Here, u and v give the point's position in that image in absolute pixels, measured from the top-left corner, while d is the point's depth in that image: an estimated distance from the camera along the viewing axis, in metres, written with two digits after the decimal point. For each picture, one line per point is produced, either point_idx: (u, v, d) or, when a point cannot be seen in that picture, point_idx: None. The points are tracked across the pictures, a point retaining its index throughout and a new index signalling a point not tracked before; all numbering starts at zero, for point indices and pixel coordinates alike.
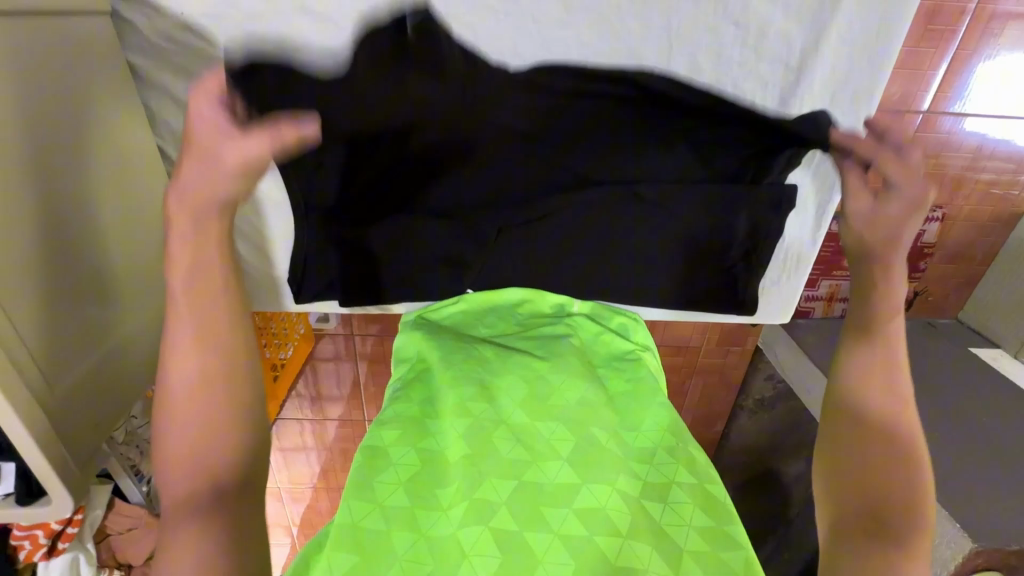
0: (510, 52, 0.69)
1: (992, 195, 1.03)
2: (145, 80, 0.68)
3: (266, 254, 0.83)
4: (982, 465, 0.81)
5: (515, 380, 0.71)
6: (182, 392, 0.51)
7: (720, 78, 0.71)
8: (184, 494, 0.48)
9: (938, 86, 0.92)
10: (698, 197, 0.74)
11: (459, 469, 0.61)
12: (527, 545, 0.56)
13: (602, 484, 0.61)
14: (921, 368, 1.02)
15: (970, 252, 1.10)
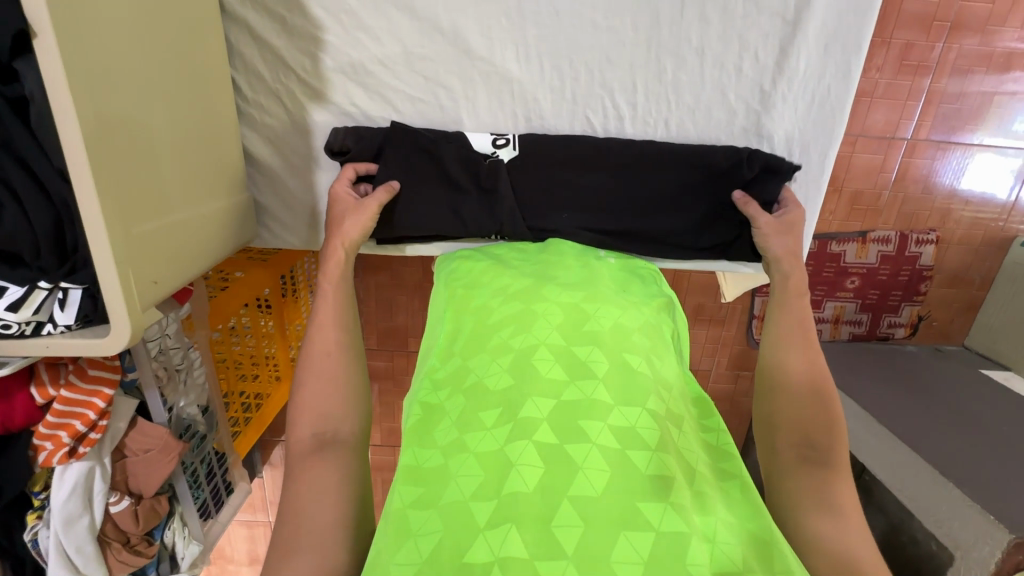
0: (547, 5, 0.79)
1: (977, 223, 1.43)
2: (230, 14, 0.78)
3: (311, 186, 0.88)
4: (997, 469, 1.06)
5: (551, 307, 0.63)
6: (329, 310, 0.73)
7: (728, 31, 0.80)
8: (331, 379, 0.66)
9: (917, 118, 1.32)
10: (723, 160, 0.83)
11: (501, 396, 0.55)
12: (566, 456, 0.48)
13: (639, 405, 0.53)
14: (936, 385, 1.35)
15: (966, 276, 1.48)
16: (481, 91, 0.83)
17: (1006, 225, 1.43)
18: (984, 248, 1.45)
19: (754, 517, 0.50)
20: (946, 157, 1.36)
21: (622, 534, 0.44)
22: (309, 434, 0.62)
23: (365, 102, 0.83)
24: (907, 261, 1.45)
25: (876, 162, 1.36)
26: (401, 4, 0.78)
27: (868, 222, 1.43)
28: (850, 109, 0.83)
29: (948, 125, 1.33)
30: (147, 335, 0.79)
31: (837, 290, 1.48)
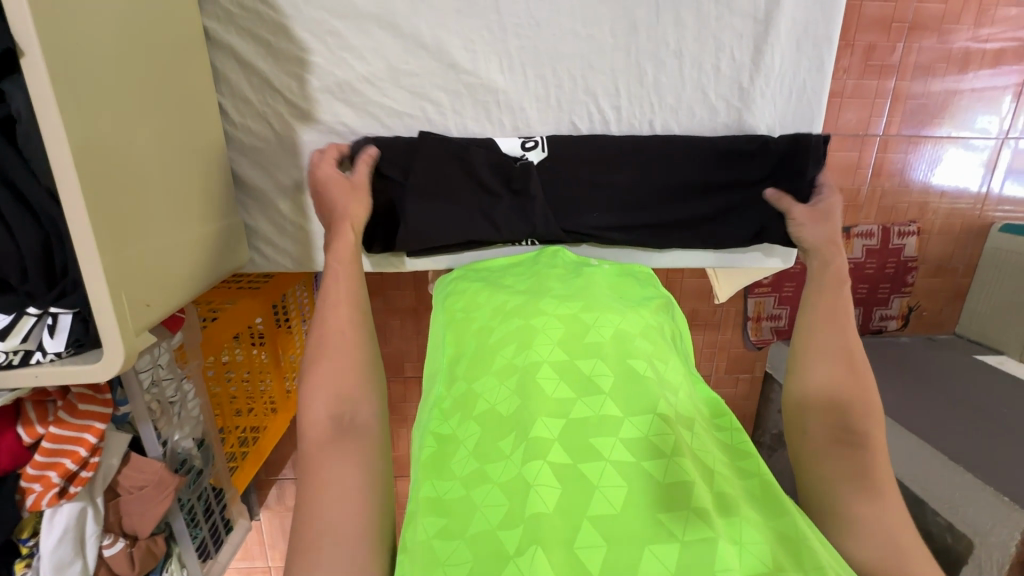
0: (526, 17, 0.81)
1: (954, 213, 1.47)
2: (215, 41, 0.79)
3: (302, 207, 0.88)
4: (1007, 452, 1.06)
5: (549, 321, 0.62)
6: (337, 285, 0.71)
7: (703, 33, 0.82)
8: (344, 356, 0.65)
9: (887, 115, 1.37)
10: (711, 150, 0.85)
11: (511, 418, 0.53)
12: (582, 475, 0.47)
13: (649, 413, 0.51)
14: (933, 374, 1.36)
15: (950, 265, 1.51)
16: (467, 103, 0.84)
17: (981, 213, 1.47)
18: (963, 237, 1.49)
19: (777, 514, 0.48)
20: (917, 151, 1.40)
21: (647, 548, 0.43)
22: (324, 416, 0.60)
23: (352, 119, 0.84)
24: (892, 253, 1.47)
25: (852, 159, 1.40)
26: (384, 23, 0.80)
27: (850, 219, 1.46)
28: (825, 102, 0.86)
29: (917, 120, 1.38)
30: (139, 366, 0.76)
31: None
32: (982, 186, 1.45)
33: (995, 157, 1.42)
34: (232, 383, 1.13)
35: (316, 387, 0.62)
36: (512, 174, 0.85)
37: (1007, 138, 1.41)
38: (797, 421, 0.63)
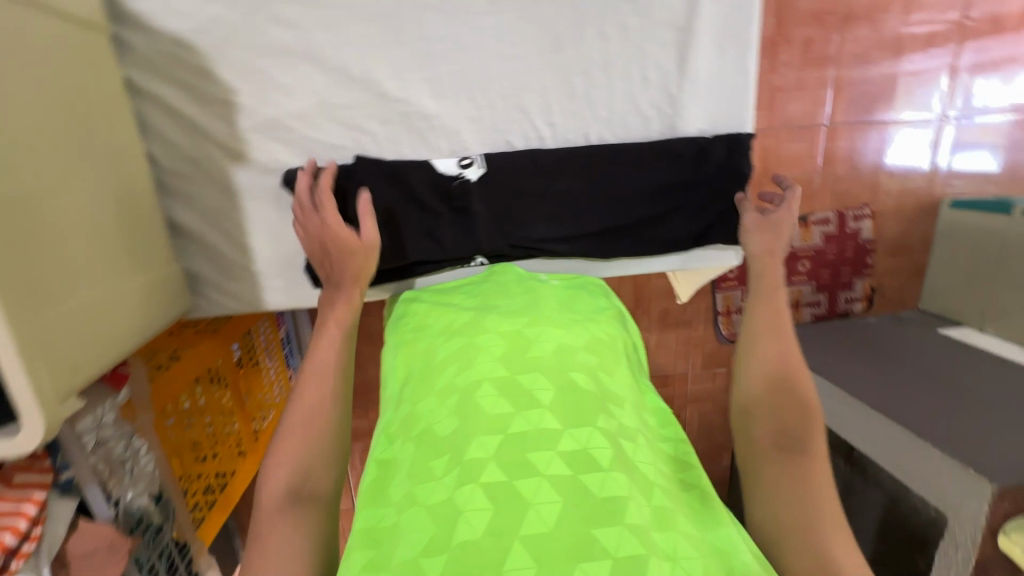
0: (452, 43, 0.81)
1: (904, 192, 1.52)
2: (138, 90, 0.78)
3: (244, 247, 0.86)
4: (971, 420, 1.09)
5: (492, 338, 0.61)
6: (325, 351, 0.70)
7: (629, 44, 0.84)
8: (310, 428, 0.64)
9: (831, 105, 1.41)
10: (652, 155, 0.87)
11: (448, 439, 0.52)
12: (516, 494, 0.46)
13: (588, 425, 0.52)
14: (899, 350, 1.40)
15: (908, 243, 1.58)
16: (402, 130, 0.84)
17: (930, 189, 1.53)
18: (915, 215, 1.55)
19: (713, 527, 0.49)
20: (864, 136, 1.45)
21: (578, 566, 0.42)
22: (283, 487, 0.61)
23: (286, 156, 0.83)
24: (849, 237, 1.53)
25: (802, 149, 1.44)
26: (311, 58, 0.80)
27: (806, 207, 1.50)
28: (753, 102, 0.89)
29: (860, 107, 1.42)
30: (80, 427, 0.75)
31: (791, 276, 1.53)
32: (928, 165, 1.50)
33: (936, 136, 1.48)
34: (196, 430, 1.07)
35: (278, 452, 0.63)
36: (453, 195, 0.85)
37: (946, 116, 1.46)
38: (741, 441, 0.62)
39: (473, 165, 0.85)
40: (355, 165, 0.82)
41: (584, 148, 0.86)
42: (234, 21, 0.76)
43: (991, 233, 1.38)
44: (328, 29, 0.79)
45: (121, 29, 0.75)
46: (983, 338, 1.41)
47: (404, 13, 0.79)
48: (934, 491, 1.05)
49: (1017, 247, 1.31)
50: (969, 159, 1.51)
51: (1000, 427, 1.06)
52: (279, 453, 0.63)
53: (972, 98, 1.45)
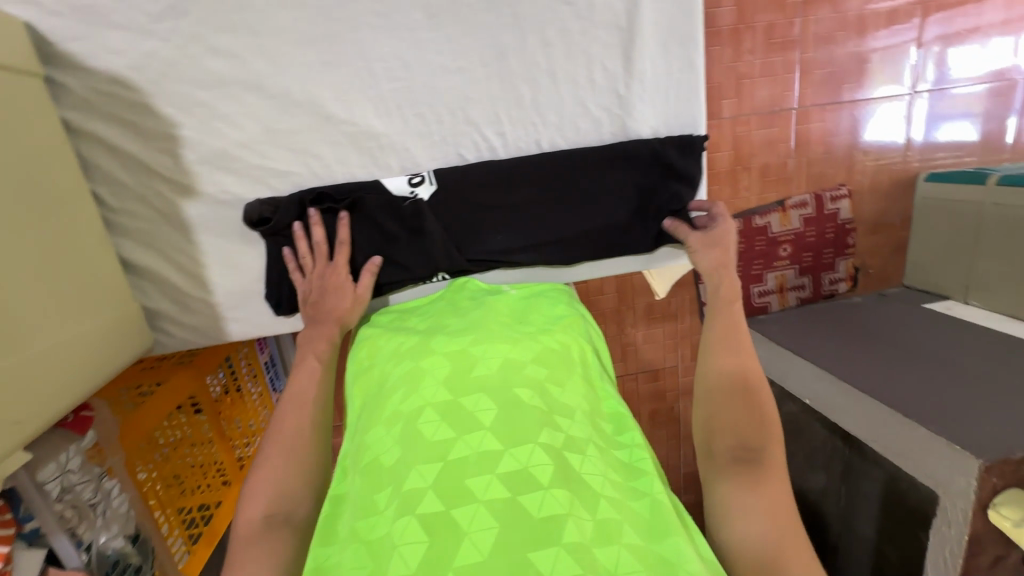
0: (394, 59, 0.80)
1: (880, 168, 1.52)
2: (78, 131, 0.77)
3: (202, 280, 0.87)
4: (956, 396, 1.08)
5: (438, 360, 0.65)
6: (307, 382, 0.70)
7: (572, 47, 0.83)
8: (287, 453, 0.62)
9: (798, 88, 1.40)
10: (602, 160, 0.88)
11: (392, 469, 0.56)
12: (452, 522, 0.51)
13: (527, 443, 0.56)
14: (886, 328, 1.38)
15: (888, 220, 1.57)
16: (351, 151, 0.84)
17: (906, 164, 1.52)
18: (894, 192, 1.55)
19: (662, 538, 0.53)
20: (835, 116, 1.44)
21: None
22: (261, 513, 0.58)
23: (237, 186, 0.83)
24: (829, 219, 1.51)
25: (773, 134, 1.43)
26: (251, 85, 0.79)
27: (782, 191, 1.49)
28: (702, 97, 0.88)
29: (828, 87, 1.41)
30: (42, 477, 0.74)
31: (773, 261, 1.53)
32: (900, 142, 1.49)
33: (907, 113, 1.47)
34: (181, 460, 1.07)
35: (254, 478, 0.60)
36: (408, 214, 0.86)
37: (916, 92, 1.45)
38: (703, 451, 0.64)
39: (425, 183, 0.86)
40: (308, 192, 0.84)
41: (533, 158, 0.88)
42: (170, 54, 0.76)
43: (967, 205, 1.37)
44: (266, 55, 0.78)
45: (54, 70, 0.74)
46: (969, 311, 1.38)
47: (341, 33, 0.78)
48: (926, 470, 1.03)
49: (992, 217, 1.29)
50: (945, 132, 1.50)
51: (986, 401, 1.05)
52: (254, 480, 0.60)
53: (942, 71, 1.44)
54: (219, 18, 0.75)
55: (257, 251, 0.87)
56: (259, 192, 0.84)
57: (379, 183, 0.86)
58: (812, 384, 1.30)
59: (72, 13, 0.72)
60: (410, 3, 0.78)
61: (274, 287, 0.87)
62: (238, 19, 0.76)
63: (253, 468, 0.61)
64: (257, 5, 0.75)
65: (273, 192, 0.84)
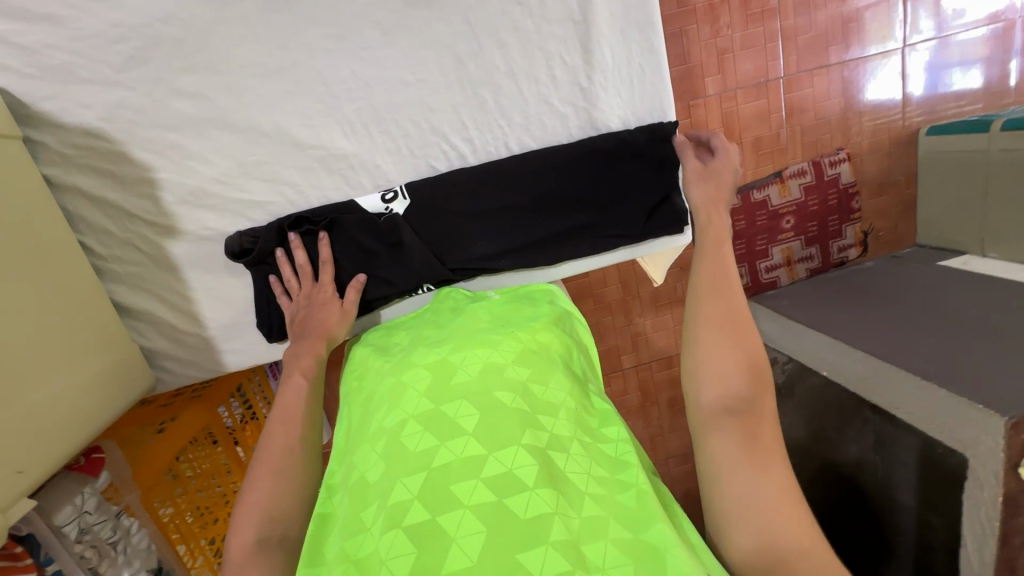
0: (354, 81, 0.82)
1: (878, 128, 1.47)
2: (59, 185, 0.80)
3: (195, 316, 0.90)
4: (974, 354, 1.04)
5: (419, 372, 0.66)
6: (294, 400, 0.71)
7: (530, 47, 0.83)
8: (274, 474, 0.63)
9: (781, 56, 1.37)
10: (574, 156, 0.88)
11: (377, 485, 0.57)
12: (439, 531, 0.51)
13: (512, 445, 0.56)
14: (899, 291, 1.34)
15: (892, 180, 1.53)
16: (323, 175, 0.86)
17: (904, 121, 1.47)
18: (895, 151, 1.50)
19: (644, 527, 0.54)
20: (825, 80, 1.41)
21: None
22: (253, 537, 0.59)
23: (216, 221, 0.85)
24: (830, 185, 1.49)
25: (762, 107, 1.40)
26: (219, 122, 0.81)
27: (778, 162, 1.47)
28: (668, 81, 0.87)
29: (814, 52, 1.38)
30: (59, 520, 0.78)
31: (776, 235, 1.51)
32: (897, 98, 1.45)
33: (903, 69, 1.42)
34: (203, 492, 1.08)
35: (245, 502, 0.61)
36: (386, 231, 0.88)
37: (909, 45, 1.40)
38: (692, 405, 0.62)
39: (399, 198, 0.88)
40: (286, 218, 0.85)
41: (502, 162, 0.88)
42: (138, 101, 0.78)
43: (974, 154, 1.31)
44: (229, 91, 0.79)
45: (31, 131, 0.77)
46: (987, 264, 1.32)
47: (299, 61, 0.79)
48: (949, 432, 0.97)
49: (1001, 164, 1.24)
50: (952, 82, 1.45)
51: (1005, 355, 1.00)
52: (244, 503, 0.61)
53: (939, 22, 1.39)
54: (179, 60, 0.77)
55: (246, 281, 0.90)
56: (240, 224, 0.86)
57: (354, 203, 0.87)
58: (824, 355, 1.26)
59: (41, 74, 0.75)
60: (364, 22, 0.79)
61: (265, 316, 0.89)
62: (198, 60, 0.77)
63: (243, 491, 0.62)
64: (214, 43, 0.77)
65: (252, 223, 0.86)
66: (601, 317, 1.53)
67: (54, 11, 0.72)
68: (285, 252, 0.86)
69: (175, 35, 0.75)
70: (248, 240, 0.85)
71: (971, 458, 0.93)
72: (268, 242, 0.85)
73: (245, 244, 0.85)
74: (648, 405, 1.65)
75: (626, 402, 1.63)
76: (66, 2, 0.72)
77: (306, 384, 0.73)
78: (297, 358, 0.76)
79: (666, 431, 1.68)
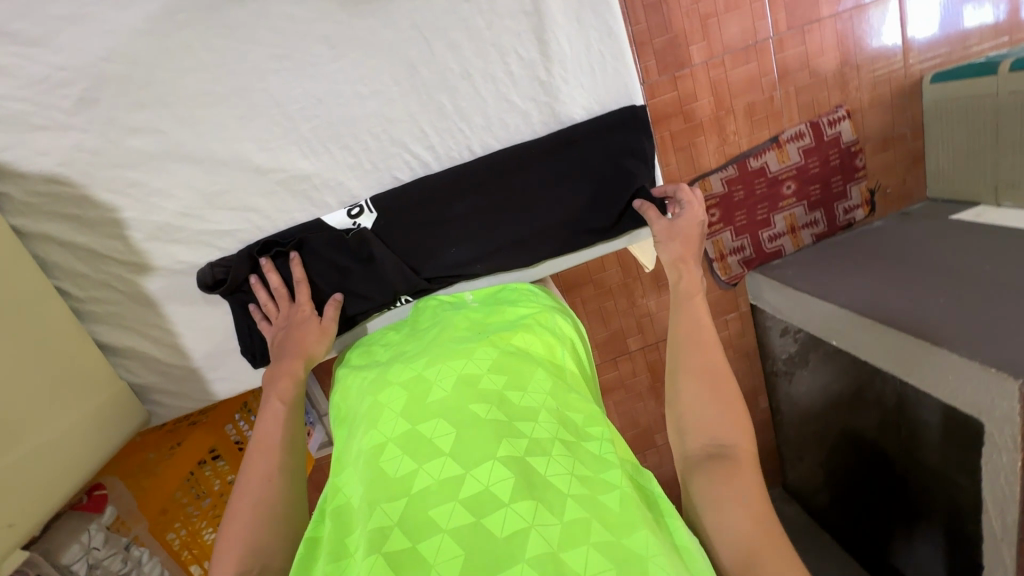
0: (307, 98, 0.80)
1: (878, 80, 1.39)
2: (29, 234, 0.81)
3: (179, 349, 0.91)
4: (985, 312, 0.98)
5: (395, 391, 0.66)
6: (272, 427, 0.70)
7: (485, 46, 0.80)
8: (254, 506, 0.63)
9: (769, 15, 1.30)
10: (544, 148, 0.86)
11: (360, 511, 0.57)
12: (418, 557, 0.51)
13: (488, 460, 0.55)
14: (909, 250, 1.27)
15: (898, 132, 1.45)
16: (287, 198, 0.85)
17: (907, 69, 1.39)
18: (900, 102, 1.42)
19: (629, 531, 0.52)
20: (818, 34, 1.33)
21: None
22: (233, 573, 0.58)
23: (186, 253, 0.85)
24: (830, 146, 1.41)
25: (752, 71, 1.34)
26: (176, 155, 0.80)
27: (774, 127, 1.40)
28: (632, 65, 0.84)
29: (804, 6, 1.31)
30: (66, 559, 0.82)
31: (777, 203, 1.45)
32: (899, 44, 1.36)
33: (905, 12, 1.34)
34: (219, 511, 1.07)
35: (224, 537, 0.61)
36: (357, 246, 0.87)
37: None
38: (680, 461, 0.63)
39: (367, 212, 0.86)
40: (258, 243, 0.85)
41: (468, 162, 0.86)
42: (94, 143, 0.78)
43: (981, 100, 1.24)
44: (181, 123, 0.78)
45: None
46: (1003, 214, 1.25)
47: (249, 85, 0.78)
48: (960, 399, 0.92)
49: (1010, 107, 1.17)
50: (966, 18, 1.36)
51: (1015, 310, 0.95)
52: (226, 539, 0.61)
53: None
54: (128, 98, 0.76)
55: (225, 310, 0.90)
56: (210, 254, 0.86)
57: (321, 222, 0.86)
58: (827, 321, 1.21)
59: None
60: (309, 38, 0.76)
61: (248, 341, 0.89)
62: (146, 95, 0.76)
63: (223, 524, 0.62)
64: (160, 77, 0.75)
65: (223, 252, 0.86)
66: (603, 302, 1.50)
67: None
68: (261, 280, 0.86)
69: (120, 73, 0.74)
70: (222, 269, 0.85)
71: (988, 424, 0.88)
72: (241, 267, 0.85)
73: (220, 274, 0.86)
74: (659, 385, 1.63)
75: (636, 383, 1.61)
76: (9, 50, 0.71)
77: (286, 409, 0.73)
78: (275, 382, 0.75)
79: None
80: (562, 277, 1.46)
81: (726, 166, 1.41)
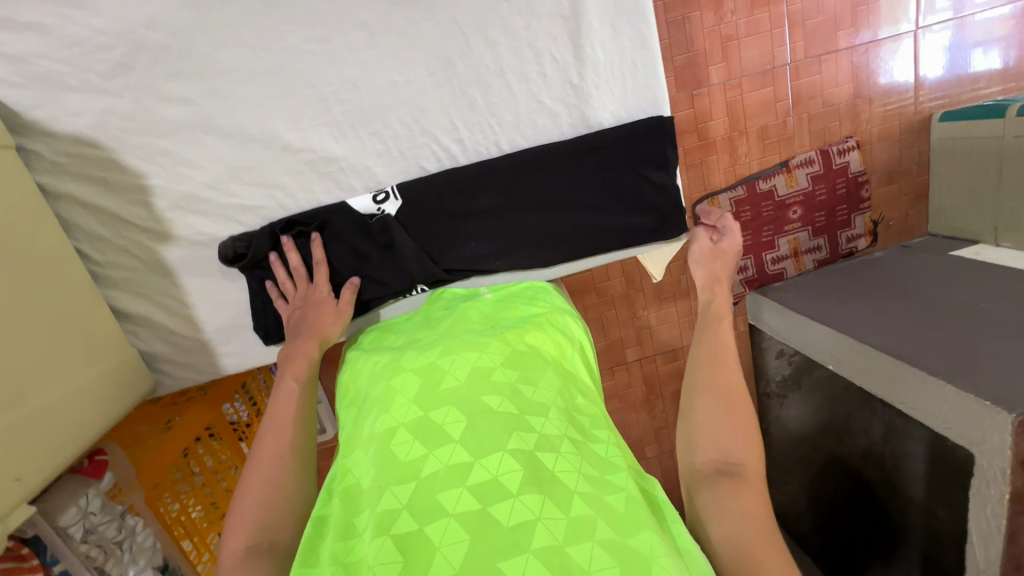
0: (341, 81, 0.81)
1: (888, 115, 1.43)
2: (53, 193, 0.81)
3: (192, 320, 0.91)
4: (982, 345, 1.00)
5: (408, 377, 0.67)
6: (285, 404, 0.71)
7: (520, 46, 0.82)
8: (263, 481, 0.63)
9: (788, 41, 1.33)
10: (569, 150, 0.87)
11: (369, 493, 0.58)
12: (425, 540, 0.51)
13: (498, 451, 0.56)
14: (909, 281, 1.30)
15: (904, 166, 1.48)
16: (313, 179, 0.86)
17: (917, 107, 1.42)
18: (907, 137, 1.45)
19: (636, 530, 0.52)
20: (834, 65, 1.36)
21: None
22: (243, 545, 0.58)
23: (208, 225, 0.86)
24: (838, 174, 1.44)
25: (768, 94, 1.36)
26: (207, 127, 0.81)
27: (785, 151, 1.42)
28: (662, 74, 0.85)
29: (822, 36, 1.34)
30: (63, 522, 0.81)
31: (783, 226, 1.47)
32: (910, 81, 1.40)
33: (918, 50, 1.37)
34: (209, 488, 1.08)
35: (235, 510, 0.61)
36: (378, 232, 0.88)
37: (923, 26, 1.35)
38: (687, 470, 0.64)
39: (390, 199, 0.87)
40: (280, 221, 0.86)
41: (493, 158, 0.87)
42: (127, 109, 0.78)
43: (986, 141, 1.27)
44: (215, 96, 0.79)
45: (24, 140, 0.78)
46: (1000, 254, 1.28)
47: (285, 64, 0.79)
48: (955, 430, 0.94)
49: (1014, 150, 1.20)
50: (976, 61, 1.39)
51: (1010, 345, 0.97)
52: (236, 512, 0.61)
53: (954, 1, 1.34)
54: (166, 66, 0.77)
55: (240, 285, 0.91)
56: (231, 228, 0.86)
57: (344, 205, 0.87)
58: (824, 345, 1.23)
59: (30, 83, 0.75)
60: (348, 23, 0.78)
61: (262, 318, 0.90)
62: (183, 66, 0.77)
63: (235, 497, 0.62)
64: (198, 49, 0.76)
65: (244, 228, 0.87)
66: (605, 311, 1.52)
67: (39, 20, 0.72)
68: (281, 257, 0.87)
69: (160, 41, 0.75)
70: (243, 244, 0.86)
71: (979, 455, 0.90)
72: (262, 243, 0.86)
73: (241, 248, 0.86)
74: (653, 398, 1.64)
75: (631, 394, 1.62)
76: (51, 10, 0.72)
77: (300, 387, 0.73)
78: (290, 359, 0.76)
79: (671, 424, 1.68)
80: (567, 283, 1.48)
81: (736, 186, 1.43)
